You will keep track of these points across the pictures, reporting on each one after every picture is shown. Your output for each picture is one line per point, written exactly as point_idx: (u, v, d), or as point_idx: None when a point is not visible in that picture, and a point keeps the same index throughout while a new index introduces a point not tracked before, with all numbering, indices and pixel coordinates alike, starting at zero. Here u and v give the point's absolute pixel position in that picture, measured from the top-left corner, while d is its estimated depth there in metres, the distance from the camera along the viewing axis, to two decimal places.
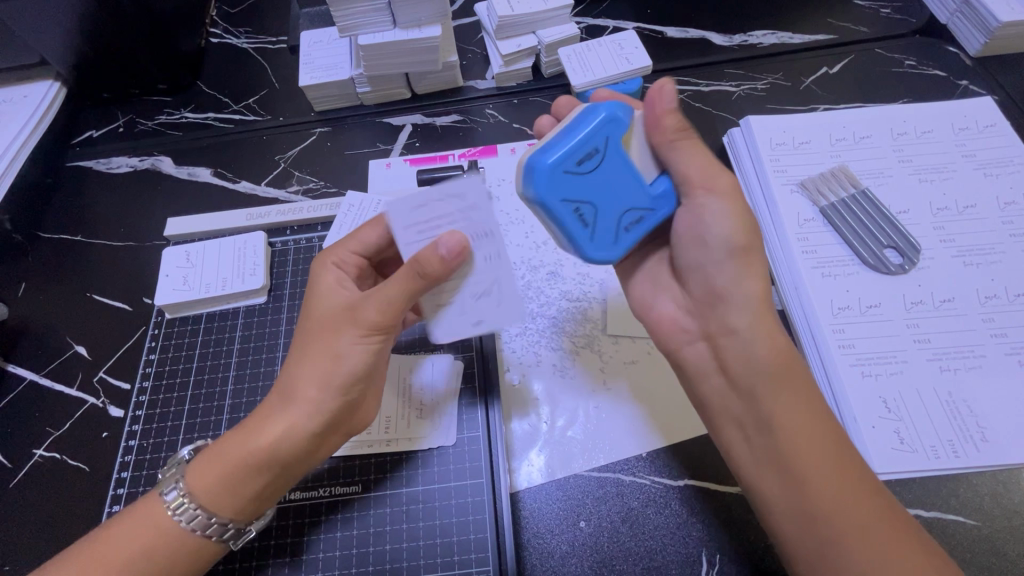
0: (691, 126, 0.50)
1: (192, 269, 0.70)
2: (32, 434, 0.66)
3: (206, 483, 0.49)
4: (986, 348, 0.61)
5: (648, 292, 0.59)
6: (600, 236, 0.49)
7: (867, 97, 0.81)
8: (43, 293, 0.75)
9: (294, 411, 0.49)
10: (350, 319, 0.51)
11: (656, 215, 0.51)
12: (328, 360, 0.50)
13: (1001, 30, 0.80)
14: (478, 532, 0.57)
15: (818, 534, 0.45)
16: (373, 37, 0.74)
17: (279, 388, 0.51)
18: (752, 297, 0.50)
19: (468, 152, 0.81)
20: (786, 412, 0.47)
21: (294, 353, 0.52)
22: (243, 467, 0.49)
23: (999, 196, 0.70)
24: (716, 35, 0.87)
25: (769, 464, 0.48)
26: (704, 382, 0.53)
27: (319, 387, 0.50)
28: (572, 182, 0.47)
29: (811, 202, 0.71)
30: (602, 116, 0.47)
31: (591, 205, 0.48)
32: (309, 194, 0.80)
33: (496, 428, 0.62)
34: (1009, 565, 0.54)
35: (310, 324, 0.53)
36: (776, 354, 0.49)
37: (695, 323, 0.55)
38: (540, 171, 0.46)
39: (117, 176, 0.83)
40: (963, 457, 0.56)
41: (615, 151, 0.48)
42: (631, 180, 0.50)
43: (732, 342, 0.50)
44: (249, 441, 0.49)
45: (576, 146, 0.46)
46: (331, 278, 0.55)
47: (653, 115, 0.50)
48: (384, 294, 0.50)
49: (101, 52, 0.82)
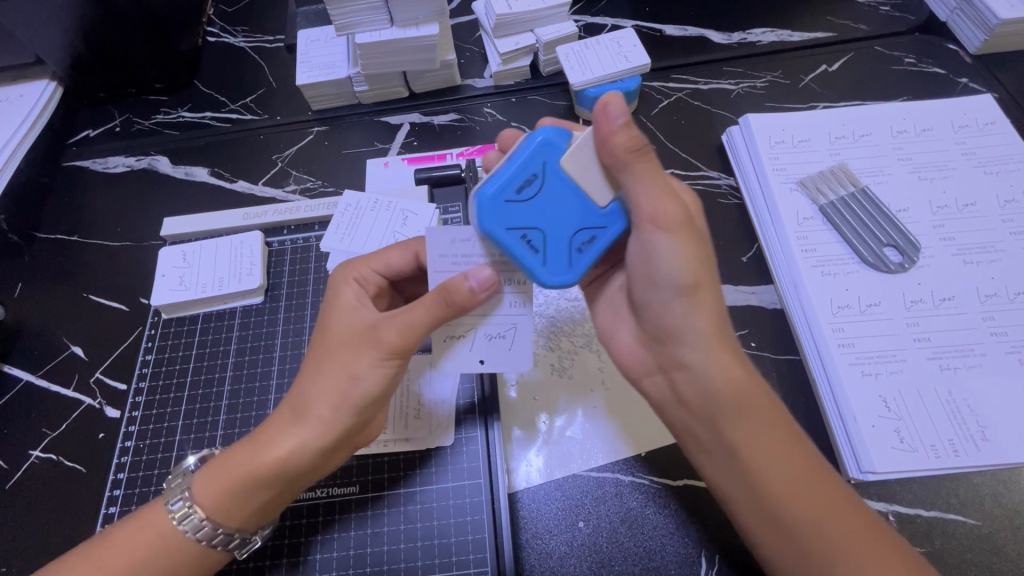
0: (645, 143, 0.45)
1: (189, 269, 0.70)
2: (28, 435, 0.65)
3: (212, 494, 0.48)
4: (986, 347, 0.61)
5: (610, 322, 0.57)
6: (551, 260, 0.48)
7: (867, 95, 0.81)
8: (39, 293, 0.75)
9: (304, 430, 0.48)
10: (367, 337, 0.50)
11: (609, 232, 0.48)
12: (343, 381, 0.49)
13: (1001, 28, 0.79)
14: (476, 534, 0.57)
15: (799, 551, 0.45)
16: (371, 35, 0.74)
17: (290, 402, 0.50)
18: (703, 332, 0.47)
19: (467, 150, 0.80)
20: (748, 441, 0.46)
21: (308, 368, 0.51)
22: (249, 481, 0.48)
23: (999, 194, 0.70)
24: (715, 33, 0.87)
25: (740, 491, 0.47)
26: (666, 415, 0.52)
27: (328, 408, 0.48)
28: (514, 211, 0.47)
29: (811, 200, 0.71)
30: (536, 142, 0.47)
31: (536, 231, 0.47)
32: (307, 193, 0.79)
33: (495, 436, 0.61)
34: (1009, 565, 0.53)
35: (326, 338, 0.52)
36: (733, 387, 0.47)
37: (650, 356, 0.53)
38: (477, 204, 0.47)
39: (113, 176, 0.83)
40: (964, 456, 0.56)
41: (555, 174, 0.47)
42: (578, 201, 0.48)
43: (687, 378, 0.48)
44: (259, 457, 0.48)
45: (512, 176, 0.47)
46: (351, 291, 0.54)
47: (602, 133, 0.45)
48: (407, 319, 0.49)
49: (97, 51, 0.81)
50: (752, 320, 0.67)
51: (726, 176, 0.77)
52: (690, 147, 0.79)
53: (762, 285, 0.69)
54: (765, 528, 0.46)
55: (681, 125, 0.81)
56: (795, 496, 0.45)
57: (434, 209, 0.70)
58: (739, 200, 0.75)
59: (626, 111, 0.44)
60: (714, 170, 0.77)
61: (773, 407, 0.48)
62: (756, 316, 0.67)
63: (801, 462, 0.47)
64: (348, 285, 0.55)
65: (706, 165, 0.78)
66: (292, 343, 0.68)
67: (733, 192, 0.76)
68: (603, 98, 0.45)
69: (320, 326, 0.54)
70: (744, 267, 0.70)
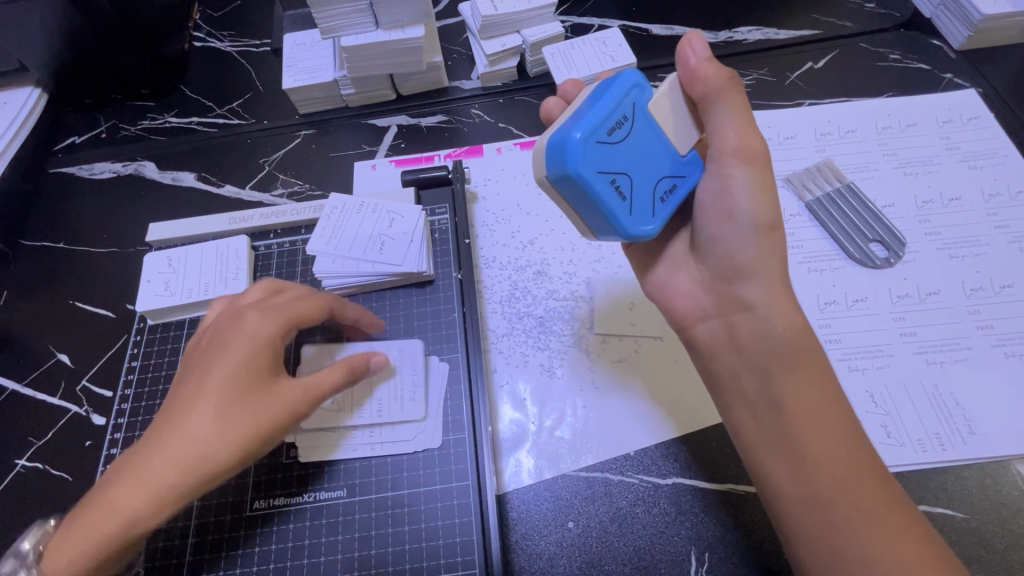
0: (729, 80, 0.51)
1: (174, 274, 0.69)
2: (14, 444, 0.65)
3: (71, 558, 0.44)
4: (972, 341, 0.61)
5: (664, 276, 0.59)
6: (637, 208, 0.49)
7: (853, 91, 0.81)
8: (24, 301, 0.74)
9: (195, 487, 0.45)
10: (284, 401, 0.48)
11: (685, 182, 0.52)
12: (239, 442, 0.46)
13: (984, 23, 0.80)
14: (464, 537, 0.56)
15: (821, 518, 0.45)
16: (356, 39, 0.74)
17: (171, 458, 0.45)
18: (772, 273, 0.50)
19: (454, 152, 0.81)
20: (791, 395, 0.48)
21: (186, 420, 0.46)
22: (114, 539, 0.44)
23: (984, 189, 0.70)
24: (701, 32, 0.87)
25: (777, 446, 0.48)
26: (716, 359, 0.53)
27: (212, 477, 0.46)
28: (604, 154, 0.46)
29: (797, 197, 0.71)
30: (627, 84, 0.48)
31: (624, 176, 0.48)
32: (295, 197, 0.79)
33: (485, 431, 0.60)
34: (1001, 559, 0.52)
35: (216, 385, 0.47)
36: (792, 333, 0.50)
37: (708, 301, 0.55)
38: (575, 144, 0.45)
39: (100, 182, 0.82)
40: (950, 450, 0.56)
41: (644, 118, 0.49)
42: (659, 149, 0.50)
43: (749, 319, 0.51)
44: (136, 516, 0.44)
45: (605, 116, 0.46)
46: (253, 344, 0.50)
47: (689, 69, 0.51)
48: (317, 392, 0.50)
49: (81, 58, 0.81)
50: None
51: None
52: None
53: None
54: (797, 490, 0.47)
55: None
56: (832, 461, 0.46)
57: (420, 211, 0.68)
58: None
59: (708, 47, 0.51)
60: None
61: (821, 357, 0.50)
62: None
63: (839, 429, 0.47)
64: (256, 338, 0.50)
65: None
66: None
67: None
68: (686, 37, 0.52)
69: (210, 370, 0.48)
70: None
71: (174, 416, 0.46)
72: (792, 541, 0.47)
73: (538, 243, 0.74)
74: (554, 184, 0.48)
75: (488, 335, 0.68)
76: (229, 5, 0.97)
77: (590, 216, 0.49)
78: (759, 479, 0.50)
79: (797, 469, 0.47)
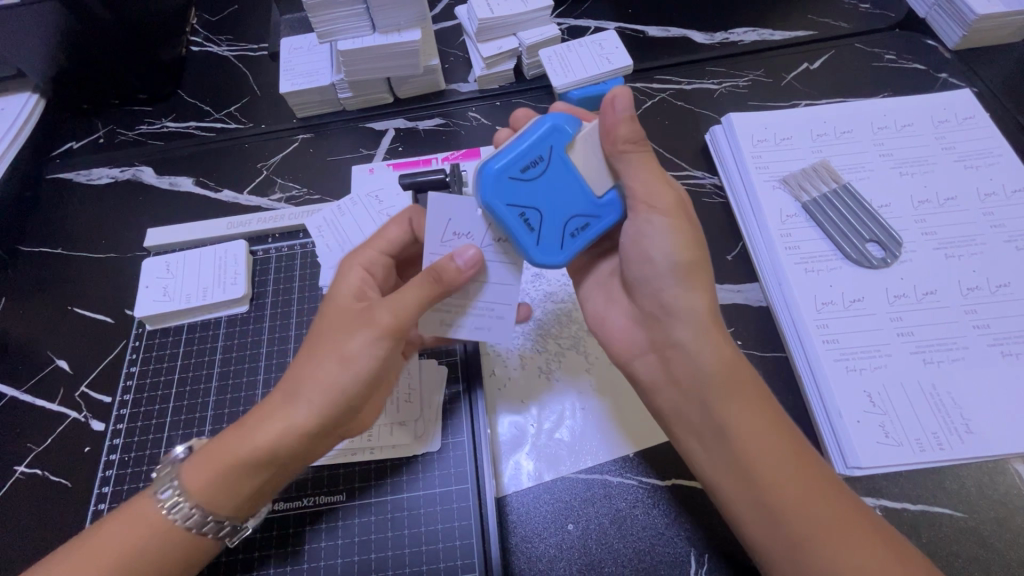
0: (644, 137, 0.49)
1: (173, 279, 0.70)
2: (14, 452, 0.65)
3: (203, 482, 0.49)
4: (968, 339, 0.62)
5: (603, 307, 0.60)
6: (545, 240, 0.49)
7: (847, 92, 0.81)
8: (22, 307, 0.74)
9: (306, 413, 0.48)
10: (361, 318, 0.50)
11: (601, 222, 0.51)
12: (336, 362, 0.49)
13: (978, 23, 0.80)
14: (464, 540, 0.56)
15: (782, 538, 0.45)
16: (353, 42, 0.74)
17: (286, 385, 0.50)
18: (697, 313, 0.50)
19: (451, 155, 0.81)
20: (734, 422, 0.48)
21: (302, 363, 0.50)
22: (238, 470, 0.48)
23: (980, 188, 0.70)
24: (697, 33, 0.88)
25: (729, 472, 0.48)
26: (656, 396, 0.54)
27: (317, 413, 0.48)
28: (514, 188, 0.48)
29: (793, 197, 0.71)
30: (546, 128, 0.49)
31: (535, 210, 0.49)
32: (292, 201, 0.79)
33: (482, 431, 0.61)
34: (995, 557, 0.54)
35: (330, 319, 0.52)
36: (723, 365, 0.49)
37: (644, 338, 0.55)
38: (483, 177, 0.48)
39: (97, 188, 0.82)
40: (949, 449, 0.56)
41: (562, 160, 0.49)
42: (577, 188, 0.50)
43: (679, 356, 0.51)
44: (249, 444, 0.48)
45: (518, 157, 0.48)
46: (354, 282, 0.54)
47: (606, 126, 0.48)
48: (402, 299, 0.49)
49: (79, 63, 0.81)
50: (738, 319, 0.67)
51: (710, 176, 0.77)
52: (676, 147, 0.79)
53: (748, 283, 0.69)
54: (749, 508, 0.47)
55: (665, 126, 0.81)
56: (784, 478, 0.46)
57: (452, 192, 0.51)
58: (724, 200, 0.76)
59: (632, 106, 0.47)
60: (698, 169, 0.78)
61: (756, 380, 0.50)
62: (742, 313, 0.67)
63: (788, 446, 0.47)
64: (354, 290, 0.54)
65: (693, 165, 0.78)
66: (278, 350, 0.68)
67: (717, 191, 0.76)
68: (611, 92, 0.47)
69: (321, 320, 0.53)
70: (730, 265, 0.71)
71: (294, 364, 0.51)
72: (764, 559, 0.47)
73: None
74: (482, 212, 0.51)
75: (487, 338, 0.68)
76: (227, 9, 0.97)
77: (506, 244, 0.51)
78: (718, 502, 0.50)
79: (749, 490, 0.47)
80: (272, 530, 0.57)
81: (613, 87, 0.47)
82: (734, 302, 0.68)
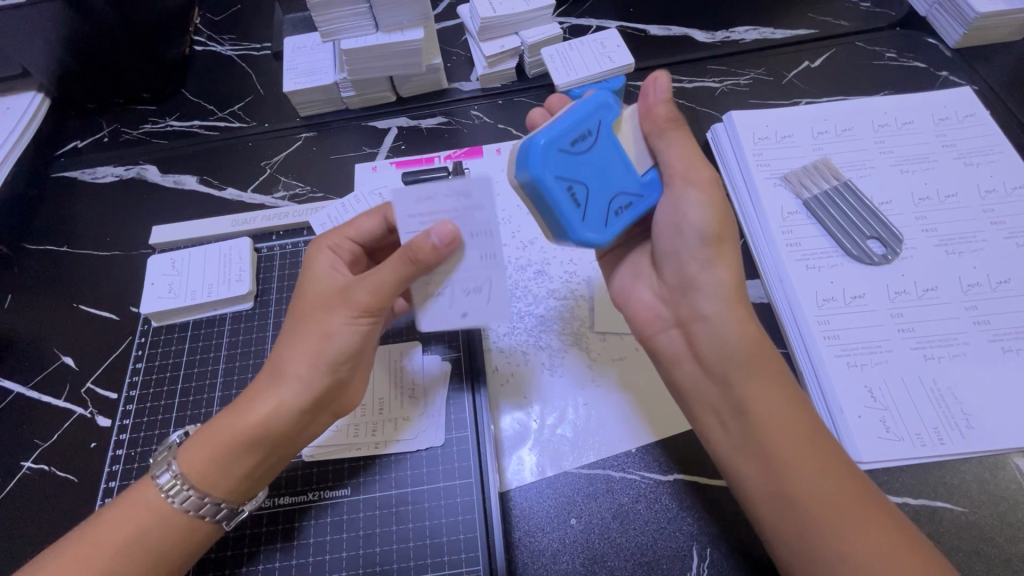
0: (682, 118, 0.52)
1: (178, 276, 0.71)
2: (21, 448, 0.65)
3: (199, 462, 0.50)
4: (969, 336, 0.62)
5: (630, 282, 0.60)
6: (591, 216, 0.48)
7: (848, 90, 0.82)
8: (29, 305, 0.75)
9: (295, 386, 0.50)
10: (342, 300, 0.52)
11: (643, 201, 0.51)
12: (319, 339, 0.51)
13: (979, 21, 0.80)
14: (468, 533, 0.57)
15: (797, 517, 0.45)
16: (356, 41, 0.74)
17: (272, 364, 0.52)
18: (721, 285, 0.51)
19: (454, 153, 0.81)
20: (757, 397, 0.48)
21: (286, 343, 0.52)
22: (232, 446, 0.50)
23: (980, 185, 0.71)
24: (698, 32, 0.88)
25: (746, 448, 0.49)
26: (677, 367, 0.55)
27: (311, 387, 0.51)
28: (564, 160, 0.46)
29: (795, 194, 0.72)
30: (594, 102, 0.49)
31: (582, 186, 0.47)
32: (296, 200, 0.80)
33: (486, 427, 0.61)
34: (996, 550, 0.54)
35: (306, 301, 0.54)
36: (747, 339, 0.50)
37: (668, 311, 0.56)
38: (535, 147, 0.45)
39: (102, 186, 0.83)
40: (949, 444, 0.57)
41: (608, 139, 0.49)
42: (622, 167, 0.50)
43: (705, 328, 0.52)
44: (243, 419, 0.50)
45: (571, 127, 0.47)
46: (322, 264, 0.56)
47: (646, 105, 0.51)
48: (379, 279, 0.50)
49: (84, 63, 0.81)
50: None
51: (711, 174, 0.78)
52: None
53: (749, 280, 0.70)
54: (764, 486, 0.47)
55: None
56: (799, 459, 0.46)
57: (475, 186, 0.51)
58: (725, 197, 0.76)
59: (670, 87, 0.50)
60: None
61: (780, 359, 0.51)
62: None
63: (804, 427, 0.48)
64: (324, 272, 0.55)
65: None
66: None
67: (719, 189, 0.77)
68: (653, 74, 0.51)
69: (294, 305, 0.55)
70: None
71: (277, 346, 0.53)
72: (774, 539, 0.47)
73: (538, 243, 0.74)
74: (519, 186, 0.47)
75: (488, 332, 0.69)
76: (230, 9, 0.98)
77: (545, 217, 0.48)
78: (732, 482, 0.50)
79: (766, 466, 0.47)
80: (276, 524, 0.58)
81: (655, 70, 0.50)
82: None
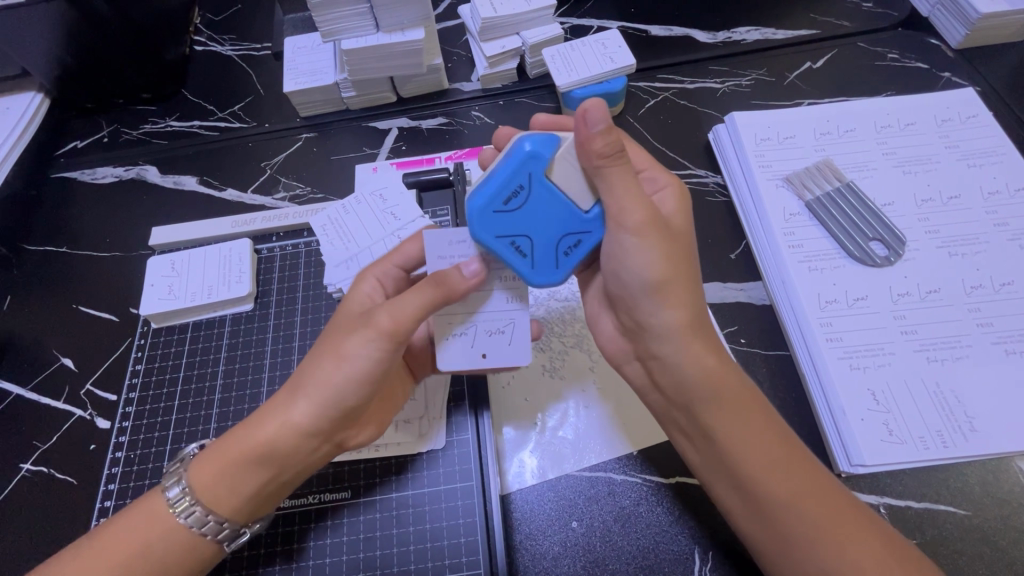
0: (622, 147, 0.47)
1: (178, 277, 0.71)
2: (19, 450, 0.65)
3: (207, 476, 0.49)
4: (972, 338, 0.62)
5: (595, 308, 0.60)
6: (540, 262, 0.49)
7: (850, 91, 0.82)
8: (28, 306, 0.75)
9: (308, 408, 0.50)
10: (363, 321, 0.51)
11: (594, 236, 0.50)
12: (336, 361, 0.50)
13: (982, 22, 0.80)
14: (469, 536, 0.56)
15: (779, 537, 0.46)
16: (357, 41, 0.74)
17: (290, 383, 0.52)
18: (674, 326, 0.49)
19: (456, 154, 0.80)
20: (724, 425, 0.48)
21: (308, 362, 0.52)
22: (241, 463, 0.49)
23: (983, 187, 0.71)
24: (700, 32, 0.88)
25: (721, 474, 0.49)
26: (647, 398, 0.55)
27: (321, 411, 0.50)
28: (498, 221, 0.48)
29: (797, 196, 0.71)
30: (523, 153, 0.47)
31: (523, 238, 0.49)
32: (296, 200, 0.79)
33: (485, 431, 0.61)
34: (998, 554, 0.54)
35: (337, 324, 0.54)
36: (705, 373, 0.49)
37: (630, 344, 0.56)
38: (467, 215, 0.48)
39: (102, 186, 0.82)
40: (953, 447, 0.56)
41: (542, 184, 0.48)
42: (564, 208, 0.49)
43: (660, 366, 0.51)
44: (256, 437, 0.49)
45: (499, 187, 0.48)
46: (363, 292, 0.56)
47: (580, 139, 0.46)
48: (401, 304, 0.49)
49: (84, 63, 0.81)
50: (740, 319, 0.67)
51: (713, 174, 0.78)
52: (679, 146, 0.79)
53: (750, 282, 0.69)
54: (743, 507, 0.48)
55: (668, 125, 0.81)
56: (774, 481, 0.46)
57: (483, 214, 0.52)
58: (727, 199, 0.76)
59: (607, 116, 0.45)
60: (701, 168, 0.78)
61: (741, 381, 0.50)
62: (745, 312, 0.68)
63: (779, 448, 0.47)
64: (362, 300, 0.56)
65: (696, 164, 0.78)
66: (282, 349, 0.68)
67: (720, 190, 0.76)
68: (582, 104, 0.45)
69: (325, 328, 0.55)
70: (734, 264, 0.71)
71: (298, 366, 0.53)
72: (762, 555, 0.47)
73: None
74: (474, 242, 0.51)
75: None
76: (231, 8, 0.98)
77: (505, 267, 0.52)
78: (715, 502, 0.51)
79: (744, 490, 0.47)
80: (277, 528, 0.57)
81: (586, 99, 0.45)
82: (736, 300, 0.68)
